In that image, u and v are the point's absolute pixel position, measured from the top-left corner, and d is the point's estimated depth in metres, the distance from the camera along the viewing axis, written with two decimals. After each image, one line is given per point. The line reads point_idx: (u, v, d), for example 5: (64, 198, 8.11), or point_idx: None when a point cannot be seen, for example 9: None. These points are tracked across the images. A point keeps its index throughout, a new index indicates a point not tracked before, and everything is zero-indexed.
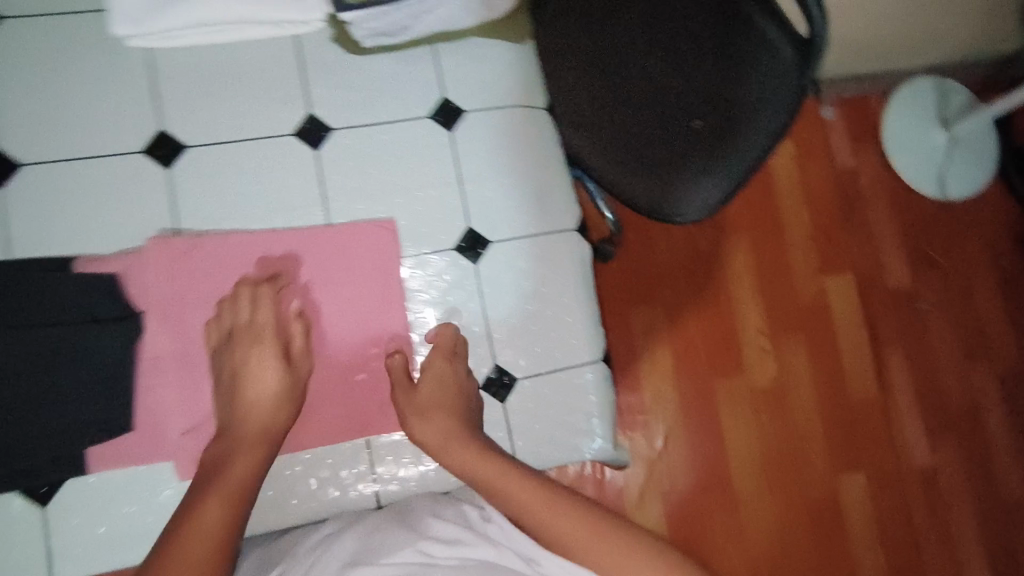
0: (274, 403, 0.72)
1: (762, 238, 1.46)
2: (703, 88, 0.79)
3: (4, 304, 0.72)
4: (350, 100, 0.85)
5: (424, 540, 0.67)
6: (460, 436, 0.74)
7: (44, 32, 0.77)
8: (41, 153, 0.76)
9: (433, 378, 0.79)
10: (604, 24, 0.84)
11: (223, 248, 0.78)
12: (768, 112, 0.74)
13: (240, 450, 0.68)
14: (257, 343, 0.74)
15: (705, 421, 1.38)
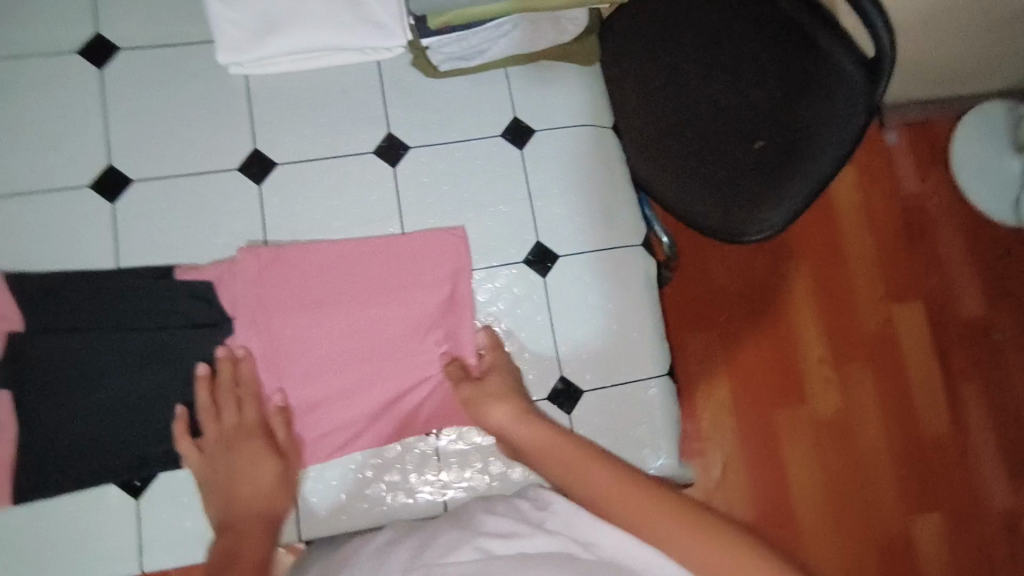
0: (271, 485, 0.72)
1: (824, 265, 1.43)
2: (767, 108, 0.81)
3: (117, 307, 0.78)
4: (427, 121, 0.90)
5: (480, 536, 0.63)
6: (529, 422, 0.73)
7: (155, 61, 0.85)
8: (149, 169, 0.83)
9: (496, 379, 0.79)
10: (665, 48, 0.88)
11: (307, 258, 0.82)
12: (836, 132, 0.76)
13: (246, 519, 0.68)
14: (247, 444, 0.74)
15: (767, 452, 1.34)
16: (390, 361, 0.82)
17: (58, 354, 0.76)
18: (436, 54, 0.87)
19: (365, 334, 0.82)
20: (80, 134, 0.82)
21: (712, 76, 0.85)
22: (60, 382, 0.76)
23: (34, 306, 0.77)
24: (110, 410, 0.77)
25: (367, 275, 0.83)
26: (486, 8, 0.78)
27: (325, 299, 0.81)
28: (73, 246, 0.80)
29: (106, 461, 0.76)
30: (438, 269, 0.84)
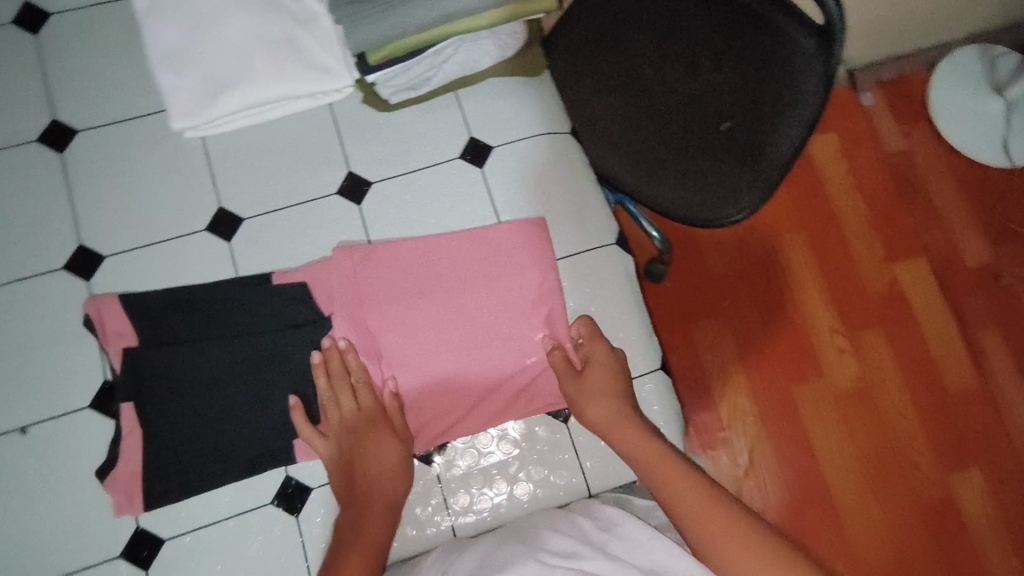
0: (393, 473, 0.77)
1: (818, 235, 1.42)
2: (728, 91, 0.86)
3: (225, 313, 0.81)
4: (386, 155, 0.90)
5: (543, 554, 0.71)
6: (627, 423, 0.78)
7: (115, 137, 0.87)
8: (120, 243, 0.84)
9: (597, 363, 0.82)
10: (618, 42, 0.92)
11: (395, 255, 0.84)
12: (797, 107, 0.81)
13: (366, 511, 0.74)
14: (370, 430, 0.78)
15: (791, 432, 1.32)
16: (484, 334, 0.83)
17: (171, 362, 0.78)
18: (384, 88, 0.88)
19: (462, 311, 0.83)
20: (51, 218, 0.84)
21: (670, 60, 0.89)
22: (172, 386, 0.78)
23: (146, 320, 0.80)
24: (223, 414, 0.78)
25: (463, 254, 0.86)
26: (417, 38, 0.80)
27: (424, 284, 0.84)
28: (53, 327, 0.81)
29: (226, 464, 0.78)
30: (527, 249, 0.86)
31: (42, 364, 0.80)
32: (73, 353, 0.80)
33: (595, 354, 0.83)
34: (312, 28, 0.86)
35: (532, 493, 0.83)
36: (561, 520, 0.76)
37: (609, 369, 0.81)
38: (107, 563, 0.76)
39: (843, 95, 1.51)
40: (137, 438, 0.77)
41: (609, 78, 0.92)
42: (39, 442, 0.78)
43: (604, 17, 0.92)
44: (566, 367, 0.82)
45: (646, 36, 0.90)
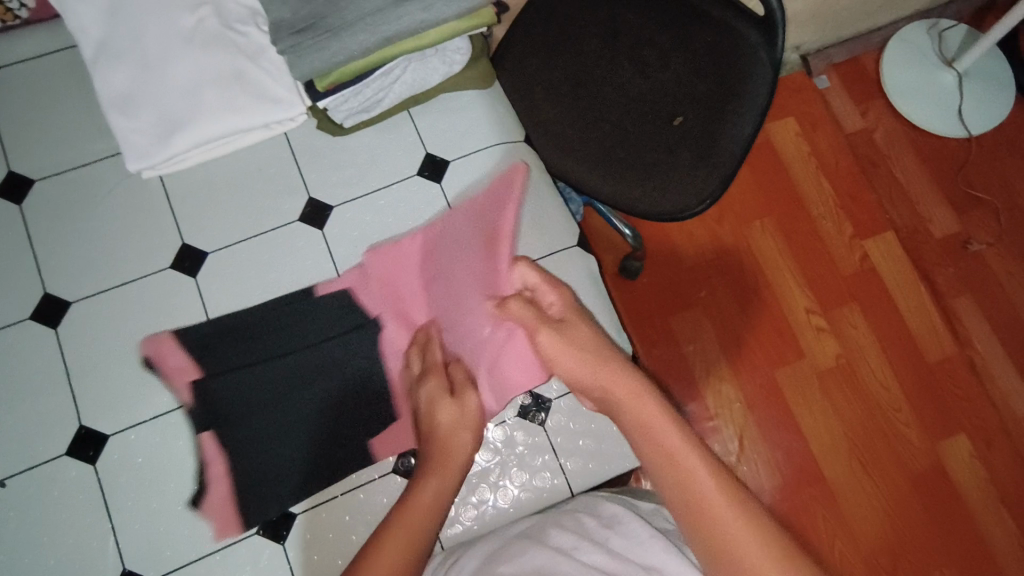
0: (456, 426, 0.67)
1: (785, 218, 1.44)
2: (675, 91, 0.95)
3: (283, 329, 0.84)
4: (344, 178, 0.92)
5: (545, 547, 0.70)
6: (622, 380, 0.61)
7: (73, 183, 0.87)
8: (86, 288, 0.84)
9: (575, 332, 0.68)
10: (570, 52, 0.98)
11: (422, 243, 0.88)
12: (747, 93, 0.92)
13: (422, 476, 0.63)
14: (429, 382, 0.72)
15: (779, 414, 1.34)
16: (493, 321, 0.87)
17: (234, 389, 0.81)
18: (336, 113, 0.89)
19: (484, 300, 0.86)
20: (15, 269, 0.84)
21: (619, 63, 0.97)
22: (240, 411, 0.81)
23: (202, 352, 0.83)
24: (292, 428, 0.81)
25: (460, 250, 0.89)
26: (364, 61, 0.81)
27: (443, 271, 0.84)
28: (24, 378, 0.81)
29: (301, 477, 0.80)
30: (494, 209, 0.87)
31: (16, 416, 0.79)
32: (44, 402, 0.80)
33: (561, 304, 0.72)
34: (261, 61, 0.87)
35: (518, 497, 0.84)
36: (567, 520, 0.75)
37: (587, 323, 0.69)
38: None
39: (797, 80, 1.54)
40: (221, 467, 0.79)
41: (563, 85, 0.97)
42: (17, 495, 0.77)
43: (551, 28, 0.99)
44: (540, 322, 0.69)
45: (592, 44, 0.98)
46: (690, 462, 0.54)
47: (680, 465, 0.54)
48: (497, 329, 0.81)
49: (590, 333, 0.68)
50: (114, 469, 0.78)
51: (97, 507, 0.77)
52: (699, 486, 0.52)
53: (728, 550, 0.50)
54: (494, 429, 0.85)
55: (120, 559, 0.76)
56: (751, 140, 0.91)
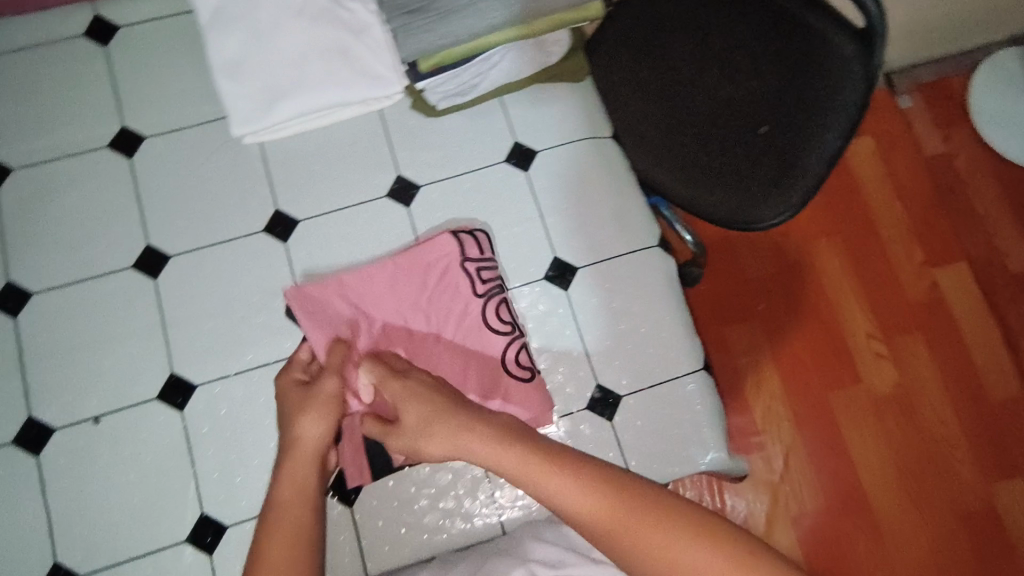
0: (299, 419, 0.67)
1: (854, 239, 1.41)
2: (764, 99, 0.87)
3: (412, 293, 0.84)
4: (433, 159, 0.93)
5: (529, 564, 0.71)
6: (449, 415, 0.64)
7: (179, 143, 0.91)
8: (185, 243, 0.88)
9: (408, 399, 0.67)
10: (655, 52, 0.94)
11: (436, 255, 0.84)
12: (836, 115, 0.81)
13: (281, 472, 0.63)
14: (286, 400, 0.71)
15: (828, 437, 1.31)
16: (516, 345, 0.82)
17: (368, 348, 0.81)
18: (432, 94, 0.91)
19: (497, 325, 0.83)
20: (121, 219, 0.89)
21: (704, 69, 0.91)
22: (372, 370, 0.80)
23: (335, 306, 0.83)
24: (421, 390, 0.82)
25: (471, 259, 0.84)
26: (468, 45, 0.82)
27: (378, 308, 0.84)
28: (122, 322, 0.85)
29: None
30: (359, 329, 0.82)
31: (113, 357, 0.84)
32: (138, 349, 0.84)
33: (396, 393, 0.69)
34: (364, 37, 0.88)
35: None
36: (545, 530, 0.77)
37: (408, 382, 0.69)
38: (173, 548, 0.79)
39: (882, 98, 1.50)
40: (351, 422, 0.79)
41: (648, 84, 0.94)
42: (111, 431, 0.82)
43: (645, 25, 0.94)
44: (383, 430, 0.70)
45: (678, 46, 0.92)
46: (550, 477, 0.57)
47: (536, 484, 0.57)
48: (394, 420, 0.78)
49: (424, 405, 0.66)
50: (198, 419, 0.83)
51: (181, 453, 0.82)
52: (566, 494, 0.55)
53: (615, 537, 0.53)
54: (559, 420, 0.86)
55: (198, 504, 0.80)
56: (832, 161, 0.83)
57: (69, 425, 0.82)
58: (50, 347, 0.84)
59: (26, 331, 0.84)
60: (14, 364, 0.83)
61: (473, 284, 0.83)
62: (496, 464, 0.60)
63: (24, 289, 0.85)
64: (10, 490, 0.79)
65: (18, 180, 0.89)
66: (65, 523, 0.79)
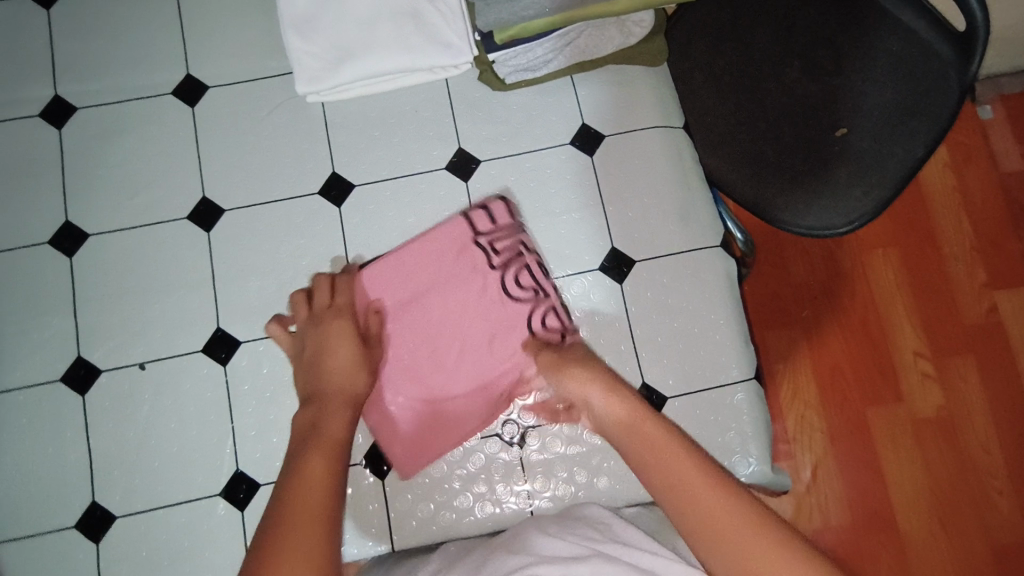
0: (357, 367, 0.74)
1: (914, 254, 1.34)
2: (847, 98, 0.83)
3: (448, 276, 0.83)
4: (496, 134, 0.91)
5: (533, 561, 0.64)
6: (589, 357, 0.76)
7: (242, 95, 0.90)
8: (241, 198, 0.87)
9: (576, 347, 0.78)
10: (735, 38, 0.88)
11: (459, 228, 0.84)
12: (922, 123, 0.79)
13: (333, 401, 0.70)
14: (332, 328, 0.76)
15: (862, 455, 1.26)
16: (541, 309, 0.82)
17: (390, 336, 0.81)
18: (502, 67, 0.87)
19: (517, 292, 0.82)
20: (178, 167, 0.88)
21: (788, 59, 0.86)
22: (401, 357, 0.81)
23: (384, 278, 0.82)
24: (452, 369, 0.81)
25: (482, 234, 0.84)
26: (547, 19, 0.78)
27: (400, 290, 0.82)
28: (173, 272, 0.85)
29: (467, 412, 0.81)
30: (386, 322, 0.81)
31: (162, 306, 0.84)
32: (188, 300, 0.84)
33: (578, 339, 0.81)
34: (439, 2, 0.86)
35: (609, 487, 0.82)
36: (553, 528, 0.71)
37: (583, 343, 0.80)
38: (207, 500, 0.80)
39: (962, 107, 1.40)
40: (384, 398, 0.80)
41: (723, 73, 0.89)
42: (155, 378, 0.82)
43: (728, 10, 0.89)
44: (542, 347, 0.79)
45: (762, 33, 0.87)
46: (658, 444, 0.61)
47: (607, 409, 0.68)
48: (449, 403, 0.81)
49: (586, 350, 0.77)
50: (241, 375, 0.83)
51: (221, 408, 0.82)
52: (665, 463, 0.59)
53: (688, 504, 0.56)
54: None
55: (234, 459, 0.81)
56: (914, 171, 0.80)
57: (115, 369, 0.83)
58: (103, 289, 0.84)
59: (81, 271, 0.85)
60: (68, 303, 0.84)
61: (488, 258, 0.83)
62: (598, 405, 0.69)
63: (81, 229, 0.86)
64: (57, 426, 0.81)
65: (82, 119, 0.89)
66: (106, 463, 0.80)
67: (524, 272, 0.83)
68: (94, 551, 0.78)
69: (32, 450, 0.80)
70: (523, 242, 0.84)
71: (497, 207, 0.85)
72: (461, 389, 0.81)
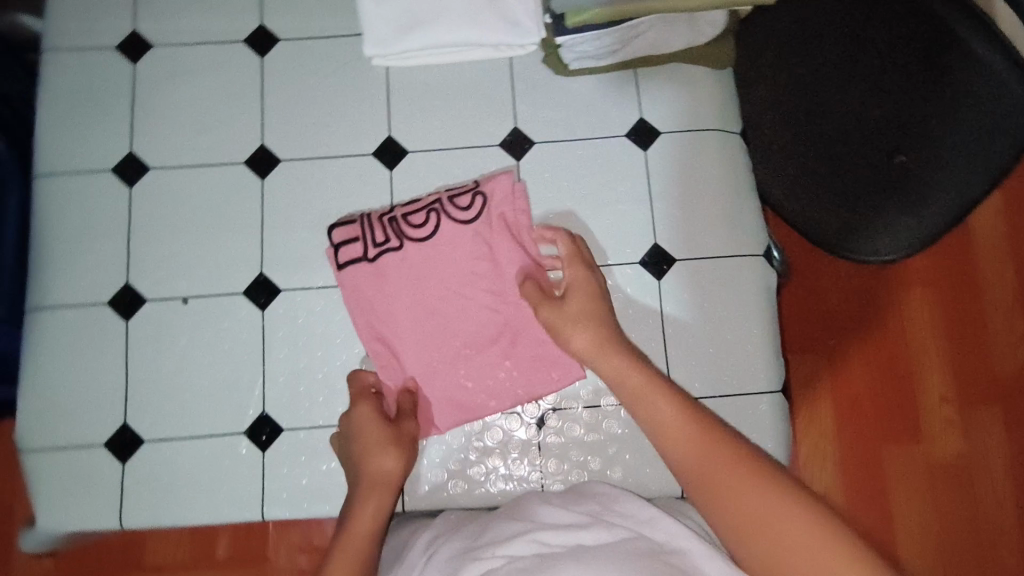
0: (384, 448, 0.76)
1: (953, 295, 1.31)
2: (906, 122, 0.78)
3: (478, 244, 0.82)
4: (553, 118, 0.91)
5: (535, 530, 0.65)
6: (606, 335, 0.76)
7: (310, 50, 0.92)
8: (297, 151, 0.89)
9: (575, 288, 0.78)
10: (804, 50, 0.87)
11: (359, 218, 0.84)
12: (981, 157, 0.72)
13: (363, 493, 0.74)
14: (358, 419, 0.78)
15: (873, 490, 1.24)
16: (446, 207, 0.83)
17: (421, 300, 0.82)
18: (568, 53, 0.87)
19: (422, 232, 0.82)
20: (241, 113, 0.90)
21: (853, 79, 0.83)
22: (432, 324, 0.82)
23: (417, 244, 0.82)
24: (480, 339, 0.82)
25: (372, 244, 0.82)
26: (617, 10, 0.77)
27: (415, 261, 0.82)
28: (224, 213, 0.87)
29: (490, 381, 0.82)
30: (416, 288, 0.82)
31: (209, 245, 0.87)
32: (235, 242, 0.87)
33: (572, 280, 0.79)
34: None
35: (622, 479, 0.82)
36: (557, 499, 0.72)
37: (587, 271, 0.79)
38: (231, 437, 0.82)
39: None
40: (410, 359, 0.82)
41: (786, 86, 0.89)
42: (195, 313, 0.85)
43: (797, 24, 0.88)
44: (542, 300, 0.78)
45: (830, 49, 0.84)
46: (692, 441, 0.66)
47: (635, 388, 0.71)
48: (475, 374, 0.82)
49: (588, 305, 0.77)
50: (277, 321, 0.85)
51: (255, 351, 0.84)
52: (699, 457, 0.65)
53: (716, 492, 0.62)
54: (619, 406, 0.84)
55: (260, 402, 0.83)
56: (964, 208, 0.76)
57: (159, 299, 0.85)
58: (156, 222, 0.87)
59: (137, 202, 0.88)
60: (123, 232, 0.87)
61: (451, 218, 0.82)
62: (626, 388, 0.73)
63: (143, 162, 0.89)
64: (98, 347, 0.84)
65: (156, 56, 0.91)
66: (140, 389, 0.83)
67: (409, 218, 0.83)
68: (120, 472, 0.81)
69: (74, 367, 0.84)
70: (394, 211, 0.84)
71: (337, 237, 0.83)
72: (487, 371, 0.82)
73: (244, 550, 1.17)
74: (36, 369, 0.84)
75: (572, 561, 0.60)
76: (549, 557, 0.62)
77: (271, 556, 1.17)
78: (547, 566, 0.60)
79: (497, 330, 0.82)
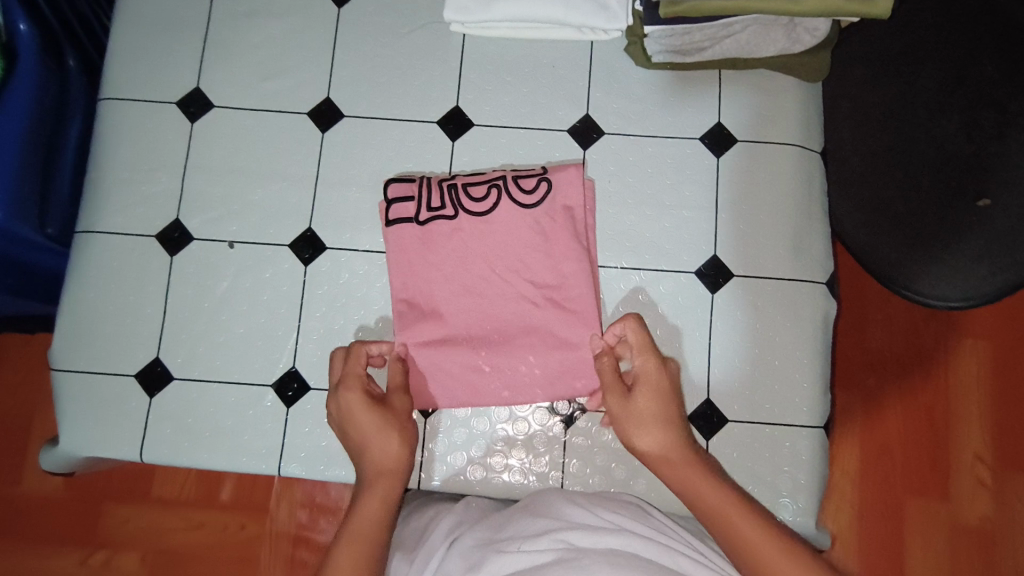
0: (384, 435, 0.71)
1: (1007, 352, 1.24)
2: (1001, 165, 0.72)
3: (533, 230, 0.80)
4: (626, 110, 0.88)
5: (566, 528, 0.63)
6: (664, 416, 0.70)
7: (389, 8, 0.89)
8: (362, 109, 0.87)
9: (648, 385, 0.70)
10: (902, 70, 0.81)
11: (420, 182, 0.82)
12: None
13: (369, 485, 0.69)
14: (348, 399, 0.72)
15: (891, 540, 1.19)
16: (509, 187, 0.81)
17: (467, 278, 0.80)
18: (653, 44, 0.83)
19: (480, 207, 0.80)
20: (311, 63, 0.88)
21: (948, 112, 0.76)
22: (473, 305, 0.80)
23: (471, 219, 0.80)
24: (520, 328, 0.80)
25: (427, 207, 0.81)
26: (722, 4, 0.72)
27: (466, 236, 0.80)
28: (281, 162, 0.86)
29: (524, 372, 0.79)
30: (462, 266, 0.80)
31: (262, 192, 0.85)
32: (287, 194, 0.85)
33: (643, 370, 0.71)
34: None
35: (645, 492, 0.79)
36: (581, 498, 0.70)
37: (659, 364, 0.72)
38: (258, 388, 0.82)
39: None
40: (446, 338, 0.80)
41: (872, 105, 0.84)
42: (239, 259, 0.84)
43: (900, 41, 0.82)
44: (615, 385, 0.72)
45: (933, 75, 0.78)
46: (739, 526, 0.62)
47: (676, 455, 0.68)
48: (507, 362, 0.80)
49: (660, 393, 0.70)
50: (320, 278, 0.84)
51: (293, 305, 0.83)
52: (751, 536, 0.61)
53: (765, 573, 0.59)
54: None
55: (292, 357, 0.82)
56: None
57: (206, 240, 0.85)
58: (214, 162, 0.86)
59: (198, 140, 0.87)
60: (180, 167, 0.86)
61: (511, 199, 0.80)
62: (658, 453, 0.68)
63: (209, 100, 0.88)
64: (142, 278, 0.84)
65: None
66: (177, 326, 0.83)
67: (470, 189, 0.81)
68: (147, 405, 0.82)
69: (115, 294, 0.84)
70: (456, 181, 0.82)
71: (392, 193, 0.82)
72: (522, 361, 0.80)
73: (246, 498, 1.18)
74: (77, 291, 0.84)
75: (606, 564, 0.58)
76: (577, 555, 0.59)
77: (271, 508, 1.18)
78: (576, 565, 0.58)
79: (537, 321, 0.80)
